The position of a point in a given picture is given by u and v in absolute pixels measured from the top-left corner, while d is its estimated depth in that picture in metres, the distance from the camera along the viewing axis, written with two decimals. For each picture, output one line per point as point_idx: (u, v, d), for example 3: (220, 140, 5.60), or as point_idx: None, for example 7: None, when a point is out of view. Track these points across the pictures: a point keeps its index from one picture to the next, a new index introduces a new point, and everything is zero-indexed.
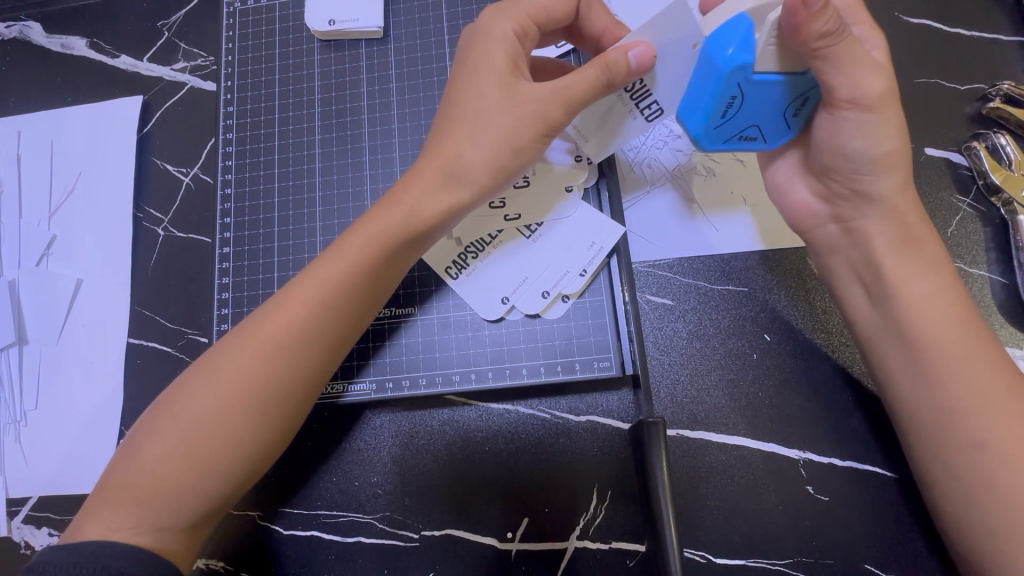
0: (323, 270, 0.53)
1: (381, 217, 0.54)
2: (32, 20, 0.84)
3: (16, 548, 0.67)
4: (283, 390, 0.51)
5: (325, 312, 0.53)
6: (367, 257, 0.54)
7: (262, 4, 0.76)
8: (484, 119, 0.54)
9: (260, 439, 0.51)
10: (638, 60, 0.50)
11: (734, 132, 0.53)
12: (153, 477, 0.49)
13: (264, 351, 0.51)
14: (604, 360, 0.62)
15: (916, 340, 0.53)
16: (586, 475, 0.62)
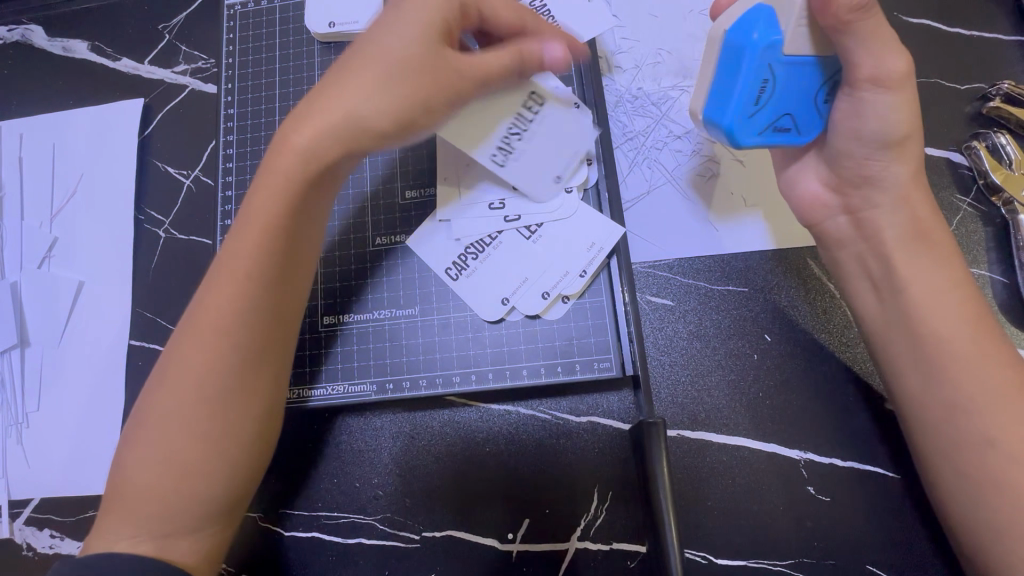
0: (242, 241, 0.51)
1: (283, 176, 0.51)
2: (33, 24, 0.84)
3: (19, 549, 0.68)
4: (235, 370, 0.51)
5: (257, 283, 0.51)
6: (291, 224, 0.52)
7: (262, 6, 0.76)
8: (380, 69, 0.51)
9: (227, 423, 0.51)
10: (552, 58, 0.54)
11: (768, 124, 0.52)
12: (144, 485, 0.49)
13: (207, 337, 0.51)
14: (605, 361, 0.62)
15: (923, 334, 0.53)
16: (586, 476, 0.62)
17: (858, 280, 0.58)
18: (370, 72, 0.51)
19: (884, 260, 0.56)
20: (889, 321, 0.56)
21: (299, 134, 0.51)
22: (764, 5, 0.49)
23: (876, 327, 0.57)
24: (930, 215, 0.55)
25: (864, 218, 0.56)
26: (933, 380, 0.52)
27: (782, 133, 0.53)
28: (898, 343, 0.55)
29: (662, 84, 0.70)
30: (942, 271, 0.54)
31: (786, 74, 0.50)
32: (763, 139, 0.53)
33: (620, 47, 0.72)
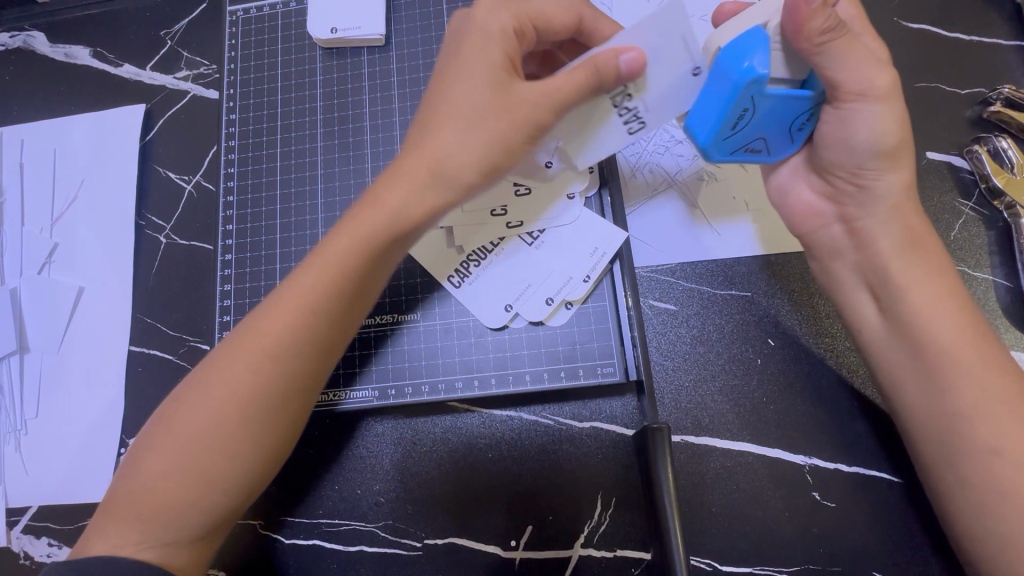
0: (307, 278, 0.52)
1: (364, 221, 0.52)
2: (36, 30, 0.85)
3: (16, 558, 0.67)
4: (283, 397, 0.51)
5: (316, 316, 0.52)
6: (353, 263, 0.52)
7: (265, 12, 0.75)
8: (465, 116, 0.52)
9: (260, 448, 0.51)
10: (628, 65, 0.49)
11: (740, 144, 0.54)
12: (156, 493, 0.49)
13: (256, 363, 0.51)
14: (608, 366, 0.61)
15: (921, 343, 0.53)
16: (590, 482, 0.61)
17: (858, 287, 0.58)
18: (448, 121, 0.52)
19: (881, 267, 0.55)
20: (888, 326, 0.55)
21: (391, 191, 0.53)
22: (760, 29, 0.47)
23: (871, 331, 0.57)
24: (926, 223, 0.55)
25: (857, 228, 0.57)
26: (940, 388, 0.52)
27: (751, 154, 0.56)
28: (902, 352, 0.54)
29: None
30: (943, 277, 0.54)
31: (769, 103, 0.49)
32: (732, 158, 0.56)
33: None
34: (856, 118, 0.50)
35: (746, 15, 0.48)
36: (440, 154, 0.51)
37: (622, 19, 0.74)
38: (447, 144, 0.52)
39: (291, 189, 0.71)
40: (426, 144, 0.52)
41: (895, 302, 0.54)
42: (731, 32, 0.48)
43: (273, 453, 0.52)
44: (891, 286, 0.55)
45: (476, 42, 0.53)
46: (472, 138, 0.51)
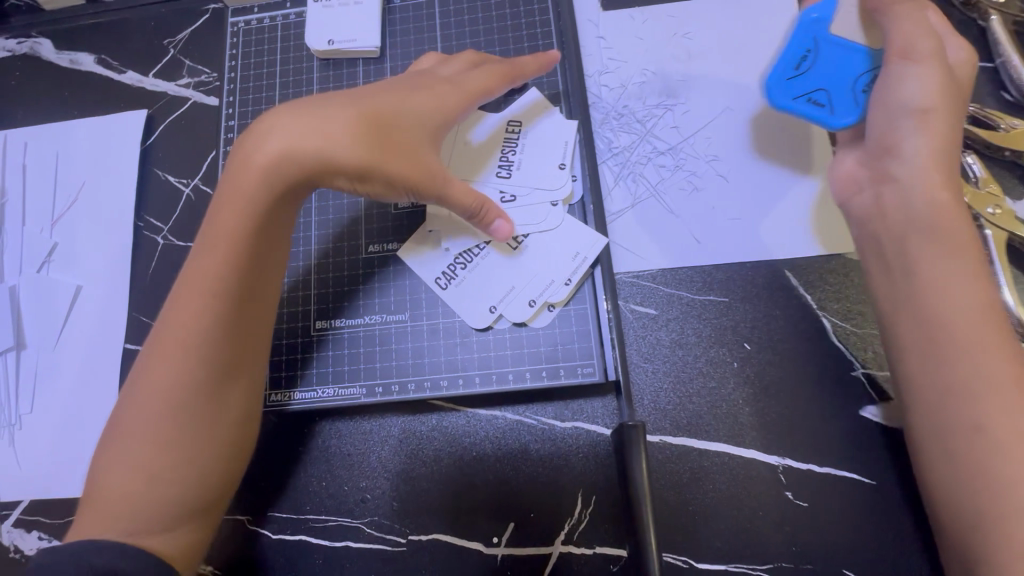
0: (205, 261, 0.54)
1: (248, 191, 0.55)
2: (43, 37, 0.88)
3: (6, 551, 0.68)
4: (203, 373, 0.53)
5: (217, 296, 0.53)
6: (244, 242, 0.54)
7: (265, 24, 0.75)
8: (347, 103, 0.57)
9: (191, 436, 0.52)
10: (498, 232, 0.63)
11: (800, 96, 0.64)
12: (117, 493, 0.51)
13: (171, 353, 0.53)
14: (588, 366, 0.63)
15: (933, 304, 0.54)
16: (570, 480, 0.63)
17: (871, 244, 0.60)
18: (305, 116, 0.55)
19: (896, 235, 0.57)
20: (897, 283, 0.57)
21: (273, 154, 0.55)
22: None
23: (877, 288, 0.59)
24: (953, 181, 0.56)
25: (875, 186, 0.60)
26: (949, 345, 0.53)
27: (816, 106, 0.63)
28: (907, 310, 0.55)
29: (646, 103, 0.74)
30: (961, 251, 0.54)
31: (829, 52, 0.63)
32: (797, 108, 0.63)
33: (606, 67, 0.77)
34: (898, 74, 0.57)
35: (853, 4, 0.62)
36: (311, 130, 0.55)
37: (610, 35, 0.77)
38: (305, 134, 0.54)
39: None
40: (278, 138, 0.55)
41: (904, 270, 0.56)
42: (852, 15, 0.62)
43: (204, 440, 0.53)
44: (904, 256, 0.56)
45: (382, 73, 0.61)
46: (354, 130, 0.55)
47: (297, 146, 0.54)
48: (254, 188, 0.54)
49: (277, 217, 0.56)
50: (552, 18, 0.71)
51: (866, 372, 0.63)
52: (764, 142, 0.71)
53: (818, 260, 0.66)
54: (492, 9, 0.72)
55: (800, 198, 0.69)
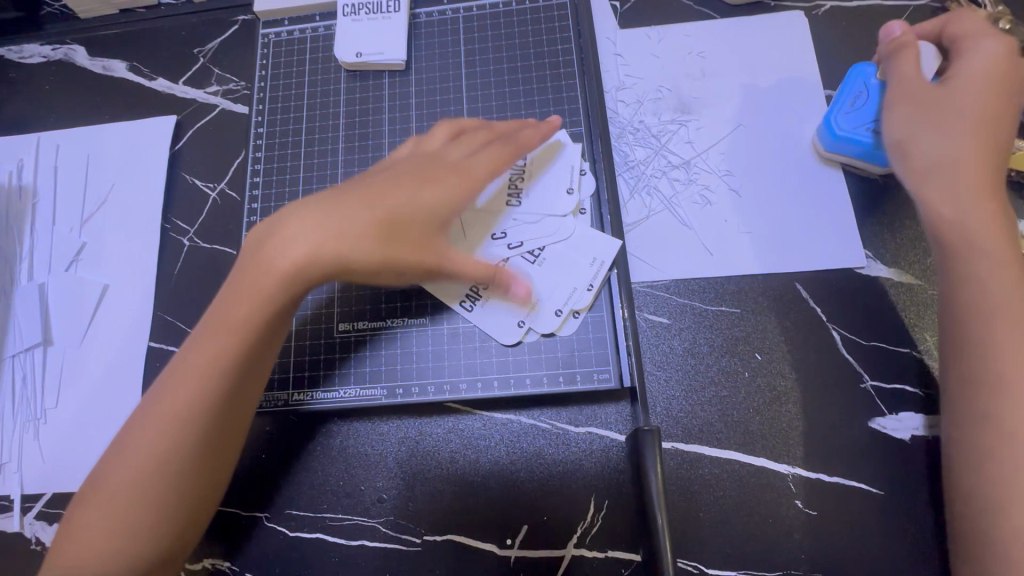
0: (212, 344, 0.56)
1: (260, 280, 0.56)
2: (77, 44, 0.92)
3: (27, 544, 0.69)
4: (191, 446, 0.55)
5: (217, 377, 0.55)
6: (250, 332, 0.56)
7: (295, 36, 0.78)
8: (366, 198, 0.59)
9: (171, 504, 0.55)
10: (517, 290, 0.63)
11: (862, 128, 0.68)
12: (90, 542, 0.53)
13: (167, 426, 0.54)
14: (604, 372, 0.65)
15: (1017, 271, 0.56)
16: (583, 485, 0.64)
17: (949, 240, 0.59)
18: (331, 213, 0.58)
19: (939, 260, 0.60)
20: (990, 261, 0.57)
21: (290, 249, 0.56)
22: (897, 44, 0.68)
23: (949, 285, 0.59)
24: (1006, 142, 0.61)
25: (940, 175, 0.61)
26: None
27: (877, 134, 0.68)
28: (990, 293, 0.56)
29: (661, 118, 0.77)
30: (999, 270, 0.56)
31: (871, 92, 0.69)
32: (854, 140, 0.68)
33: (623, 83, 0.79)
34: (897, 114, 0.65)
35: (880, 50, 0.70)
36: (326, 224, 0.57)
37: (625, 52, 0.80)
38: (326, 233, 0.57)
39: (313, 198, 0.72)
40: (301, 234, 0.57)
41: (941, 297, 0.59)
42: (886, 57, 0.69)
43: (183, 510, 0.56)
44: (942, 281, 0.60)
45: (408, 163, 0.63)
46: (373, 233, 0.57)
47: (319, 244, 0.56)
48: (274, 283, 0.56)
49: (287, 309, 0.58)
50: (573, 35, 0.74)
51: (874, 384, 0.65)
52: (776, 158, 0.73)
53: (829, 274, 0.68)
54: (514, 26, 0.75)
55: (812, 213, 0.70)
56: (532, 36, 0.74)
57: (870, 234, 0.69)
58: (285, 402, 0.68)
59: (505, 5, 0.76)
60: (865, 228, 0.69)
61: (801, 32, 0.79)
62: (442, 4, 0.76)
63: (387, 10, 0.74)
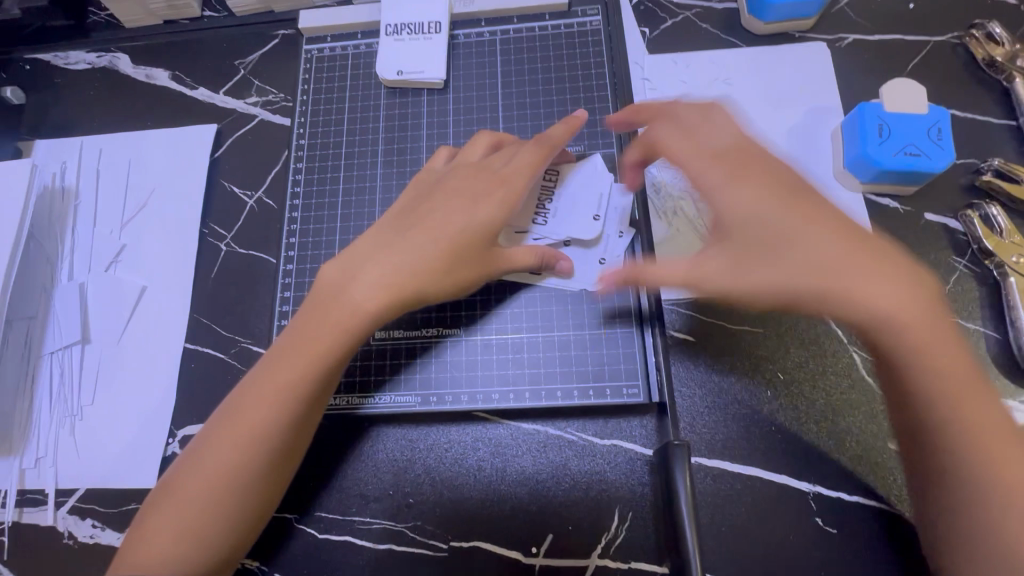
0: (288, 368, 0.59)
1: (336, 312, 0.60)
2: (121, 52, 0.95)
3: (60, 537, 0.71)
4: (270, 462, 0.58)
5: (296, 401, 0.58)
6: (325, 364, 0.59)
7: (337, 52, 0.81)
8: (433, 233, 0.62)
9: (241, 514, 0.58)
10: (563, 267, 0.68)
11: (896, 154, 0.69)
12: (163, 546, 0.56)
13: (242, 442, 0.57)
14: (633, 387, 0.67)
15: (955, 342, 0.55)
16: (608, 496, 0.66)
17: (909, 331, 0.54)
18: (404, 250, 0.61)
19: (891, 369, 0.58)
20: (941, 346, 0.54)
21: (366, 283, 0.60)
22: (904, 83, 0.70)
23: (922, 385, 0.54)
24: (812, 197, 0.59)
25: (792, 241, 0.57)
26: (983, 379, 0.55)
27: (911, 159, 0.68)
28: (954, 385, 0.53)
29: None
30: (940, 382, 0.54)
31: (896, 121, 0.70)
32: (890, 167, 0.69)
33: None
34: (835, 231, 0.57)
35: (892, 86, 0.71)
36: (400, 260, 0.61)
37: (655, 76, 0.83)
38: (404, 274, 0.60)
39: (351, 210, 0.75)
40: (380, 277, 0.60)
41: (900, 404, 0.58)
42: (902, 88, 0.71)
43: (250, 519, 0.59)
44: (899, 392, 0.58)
45: (461, 186, 0.65)
46: (448, 269, 0.61)
47: (398, 286, 0.60)
48: (353, 321, 0.59)
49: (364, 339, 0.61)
50: (605, 61, 0.77)
51: None
52: None
53: None
54: (549, 50, 0.78)
55: None
56: (566, 60, 0.77)
57: None
58: None
59: (540, 29, 0.79)
60: None
61: (825, 61, 0.81)
62: (480, 26, 0.79)
63: (428, 31, 0.77)
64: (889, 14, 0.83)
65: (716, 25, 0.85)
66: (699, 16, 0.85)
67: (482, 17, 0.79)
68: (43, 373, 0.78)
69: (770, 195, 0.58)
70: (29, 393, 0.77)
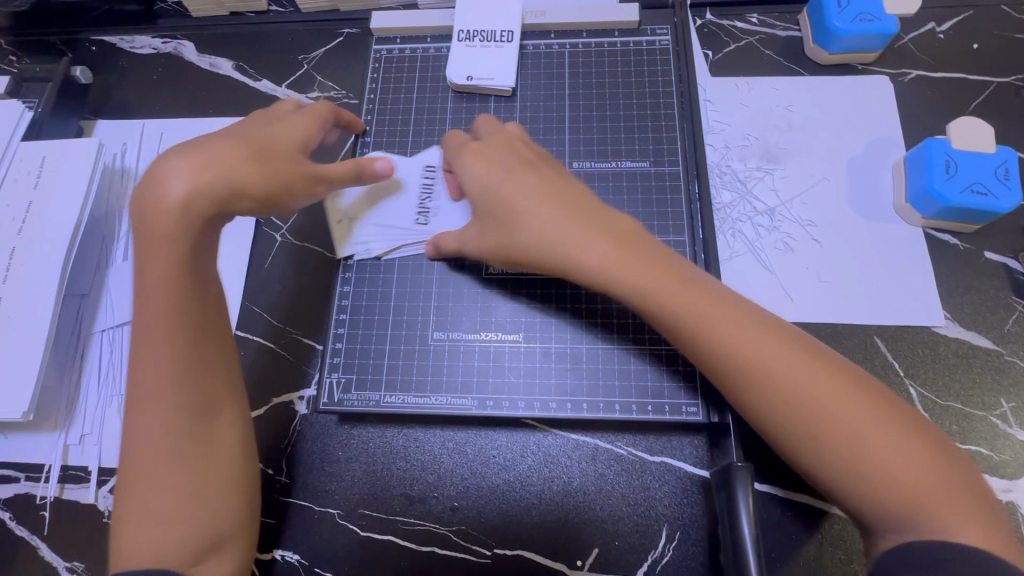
0: (159, 310, 0.59)
1: (165, 230, 0.60)
2: (187, 40, 0.96)
3: (101, 517, 0.71)
4: (181, 404, 0.58)
5: (181, 335, 0.59)
6: (182, 276, 0.60)
7: (406, 54, 0.82)
8: (209, 137, 0.65)
9: (190, 472, 0.58)
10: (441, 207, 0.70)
11: (963, 189, 0.69)
12: (144, 539, 0.55)
13: (151, 401, 0.58)
14: (693, 406, 0.65)
15: (660, 261, 0.59)
16: (656, 514, 0.66)
17: (619, 270, 0.58)
18: (203, 153, 0.62)
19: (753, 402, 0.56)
20: (646, 277, 0.58)
21: (176, 187, 0.60)
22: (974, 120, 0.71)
23: (668, 327, 0.57)
24: (563, 174, 0.66)
25: (514, 205, 0.62)
26: (753, 312, 0.56)
27: (978, 196, 0.69)
28: (716, 316, 0.55)
29: (747, 164, 0.80)
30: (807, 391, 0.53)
31: (964, 156, 0.70)
32: (958, 201, 0.69)
33: (711, 127, 0.82)
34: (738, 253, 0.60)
35: (959, 122, 0.72)
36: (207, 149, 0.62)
37: (717, 98, 0.83)
38: (200, 167, 0.61)
39: None
40: (186, 169, 0.60)
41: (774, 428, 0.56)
42: (970, 124, 0.71)
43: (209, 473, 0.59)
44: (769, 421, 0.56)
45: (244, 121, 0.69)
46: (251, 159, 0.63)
47: (202, 178, 0.60)
48: (171, 227, 0.60)
49: (208, 237, 0.62)
50: (673, 80, 0.78)
51: None
52: (860, 213, 0.76)
53: (909, 331, 0.70)
54: (616, 66, 0.79)
55: (893, 270, 0.73)
56: (632, 76, 0.78)
57: (948, 297, 0.71)
58: (375, 403, 0.68)
59: (609, 45, 0.80)
60: (943, 291, 0.72)
61: (889, 95, 0.82)
62: (549, 38, 0.81)
63: (500, 39, 0.79)
64: (953, 52, 0.83)
65: (779, 51, 0.86)
66: (763, 42, 0.86)
67: (551, 29, 0.81)
68: (92, 351, 0.78)
69: (499, 163, 0.64)
70: (77, 369, 0.77)
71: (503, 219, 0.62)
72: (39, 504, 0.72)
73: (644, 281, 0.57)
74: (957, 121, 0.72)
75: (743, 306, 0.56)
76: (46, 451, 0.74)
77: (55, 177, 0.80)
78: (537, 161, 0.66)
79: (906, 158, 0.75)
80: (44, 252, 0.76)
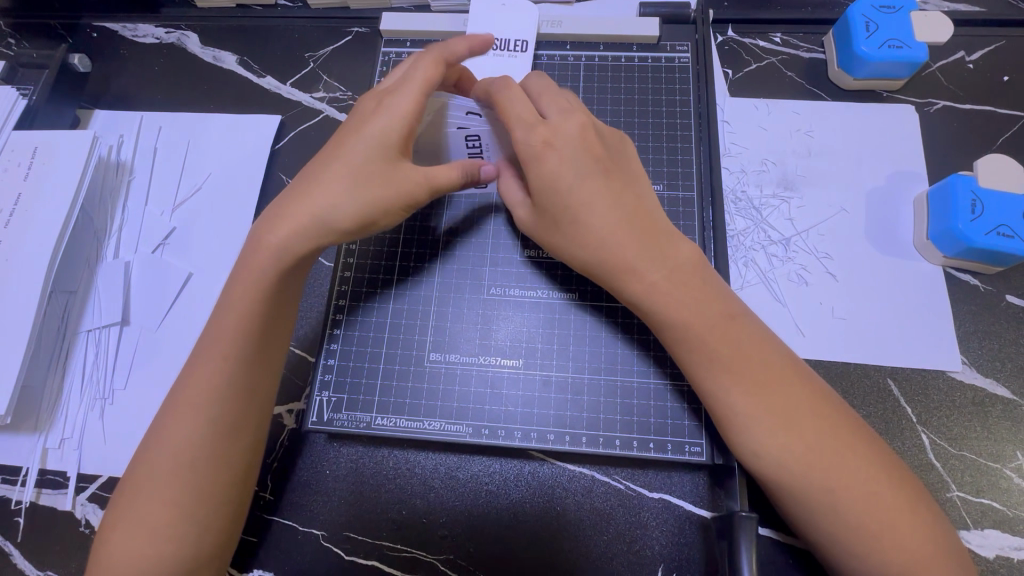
0: (224, 328, 0.59)
1: (254, 265, 0.59)
2: (190, 31, 0.93)
3: (77, 525, 0.68)
4: (210, 428, 0.57)
5: (235, 359, 0.58)
6: (260, 309, 0.59)
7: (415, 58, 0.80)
8: (318, 167, 0.60)
9: (201, 498, 0.56)
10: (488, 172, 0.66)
11: (989, 230, 0.66)
12: (133, 553, 0.54)
13: (186, 415, 0.57)
14: (696, 446, 0.63)
15: (733, 317, 0.57)
16: (652, 553, 0.63)
17: (679, 302, 0.57)
18: (305, 190, 0.59)
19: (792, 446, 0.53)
20: (703, 317, 0.57)
21: (273, 235, 0.59)
22: (1003, 159, 0.68)
23: (722, 371, 0.55)
24: (634, 181, 0.62)
25: (570, 213, 0.58)
26: (800, 373, 0.56)
27: (1005, 238, 0.66)
28: (774, 372, 0.55)
29: (764, 191, 0.77)
30: (839, 450, 0.53)
31: (992, 193, 0.67)
32: (984, 241, 0.66)
33: (729, 149, 0.79)
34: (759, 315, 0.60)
35: (989, 158, 0.69)
36: (308, 190, 0.59)
37: (735, 119, 0.80)
38: (302, 210, 0.58)
39: (416, 221, 0.72)
40: (287, 216, 0.59)
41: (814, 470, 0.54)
42: (1000, 162, 0.68)
43: (221, 501, 0.57)
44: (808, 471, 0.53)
45: (348, 128, 0.62)
46: (351, 192, 0.58)
47: (301, 223, 0.58)
48: (265, 263, 0.58)
49: (298, 267, 0.61)
50: (692, 100, 0.75)
51: (961, 495, 0.63)
52: (878, 248, 0.73)
53: (924, 375, 0.68)
54: (634, 82, 0.76)
55: (910, 308, 0.70)
56: (650, 94, 0.75)
57: (967, 341, 0.69)
58: (367, 425, 0.66)
59: (626, 59, 0.77)
60: (962, 334, 0.69)
61: (913, 126, 0.79)
62: (565, 49, 0.78)
63: (514, 49, 0.75)
64: (982, 83, 0.80)
65: (802, 74, 0.82)
66: (785, 63, 0.83)
67: (568, 40, 0.78)
68: (77, 351, 0.75)
69: (573, 165, 0.58)
70: (61, 370, 0.75)
71: (566, 227, 0.59)
72: (14, 509, 0.69)
73: (690, 309, 0.57)
74: (987, 157, 0.69)
75: (774, 348, 0.57)
76: (25, 454, 0.71)
77: (48, 169, 0.77)
78: (608, 162, 0.61)
79: (929, 193, 0.72)
80: (30, 248, 0.73)
